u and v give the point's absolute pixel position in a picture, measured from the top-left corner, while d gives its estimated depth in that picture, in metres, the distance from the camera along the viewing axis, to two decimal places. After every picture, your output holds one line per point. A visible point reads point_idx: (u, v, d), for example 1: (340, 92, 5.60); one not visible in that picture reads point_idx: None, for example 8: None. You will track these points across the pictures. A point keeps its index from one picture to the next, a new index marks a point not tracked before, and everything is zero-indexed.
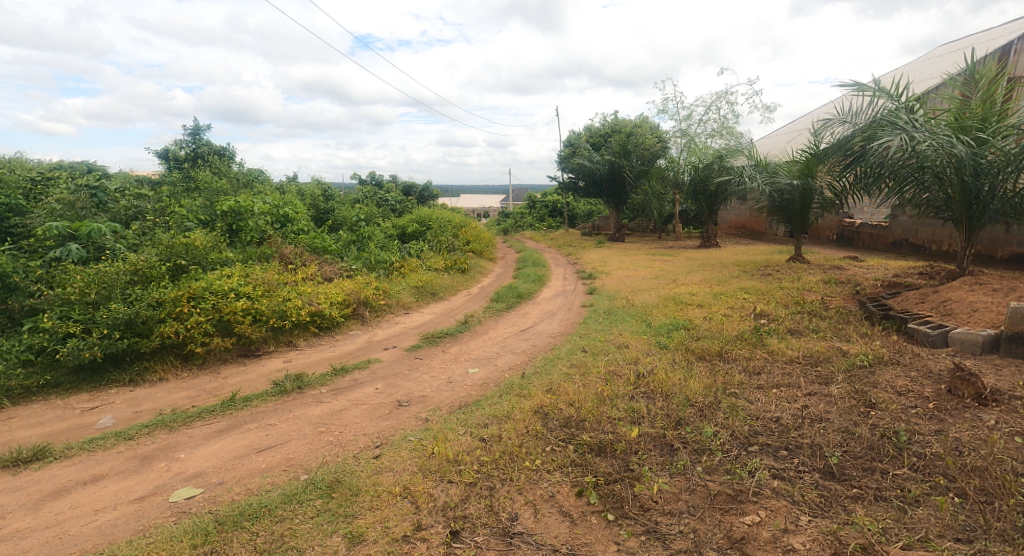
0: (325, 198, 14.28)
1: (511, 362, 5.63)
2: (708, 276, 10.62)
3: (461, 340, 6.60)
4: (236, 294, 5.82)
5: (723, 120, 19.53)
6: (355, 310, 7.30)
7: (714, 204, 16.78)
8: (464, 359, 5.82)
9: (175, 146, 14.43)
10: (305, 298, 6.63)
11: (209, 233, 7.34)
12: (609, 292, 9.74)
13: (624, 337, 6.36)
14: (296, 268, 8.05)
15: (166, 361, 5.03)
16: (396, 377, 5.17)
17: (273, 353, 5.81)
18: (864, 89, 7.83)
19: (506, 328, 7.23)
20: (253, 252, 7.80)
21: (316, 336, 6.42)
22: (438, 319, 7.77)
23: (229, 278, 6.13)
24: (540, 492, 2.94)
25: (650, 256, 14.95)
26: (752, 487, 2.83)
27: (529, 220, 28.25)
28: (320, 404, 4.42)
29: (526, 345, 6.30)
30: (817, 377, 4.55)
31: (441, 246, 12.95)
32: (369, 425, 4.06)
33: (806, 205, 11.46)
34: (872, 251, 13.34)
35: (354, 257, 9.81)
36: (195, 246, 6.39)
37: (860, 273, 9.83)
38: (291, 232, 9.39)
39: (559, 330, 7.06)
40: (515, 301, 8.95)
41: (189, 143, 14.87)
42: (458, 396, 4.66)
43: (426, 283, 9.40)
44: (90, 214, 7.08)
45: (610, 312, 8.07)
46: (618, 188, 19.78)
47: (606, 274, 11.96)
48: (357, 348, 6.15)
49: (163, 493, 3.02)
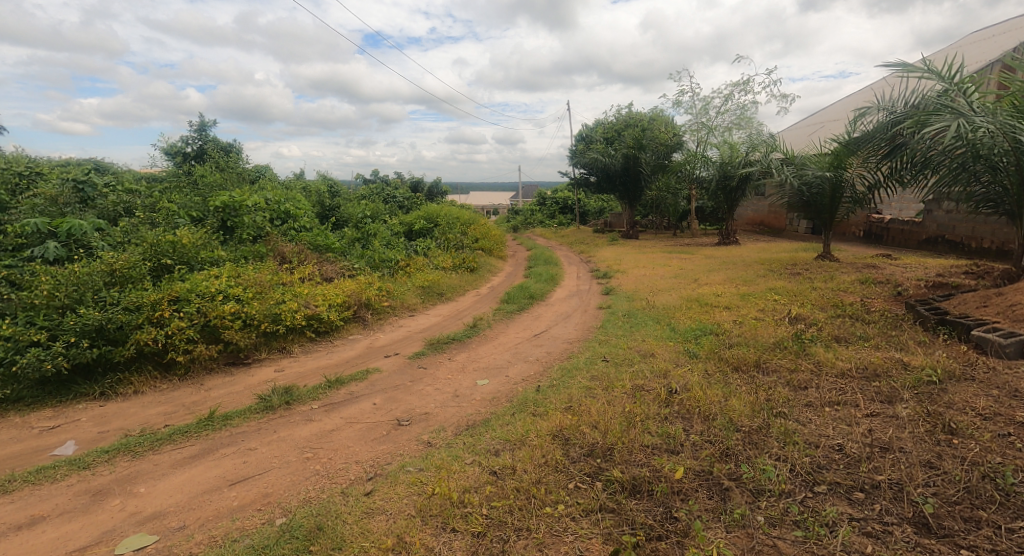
0: (331, 194, 13.81)
1: (524, 373, 5.08)
2: (732, 275, 10.01)
3: (469, 346, 6.07)
4: (224, 296, 5.35)
5: (741, 111, 18.84)
6: (357, 313, 6.84)
7: (733, 200, 16.13)
8: (473, 368, 5.28)
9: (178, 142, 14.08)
10: (300, 300, 6.13)
11: (199, 229, 6.86)
12: (627, 292, 9.16)
13: (648, 343, 5.80)
14: (295, 267, 7.59)
15: (143, 371, 4.55)
16: (397, 390, 4.66)
17: (264, 361, 5.34)
18: (910, 69, 7.16)
19: (518, 332, 6.68)
20: (251, 250, 7.27)
21: (311, 341, 5.96)
22: (445, 321, 7.27)
23: (217, 278, 5.65)
24: (567, 549, 2.42)
25: (667, 254, 14.31)
26: (836, 550, 2.29)
27: (540, 218, 27.72)
28: (309, 423, 3.91)
29: (540, 352, 5.76)
30: (877, 394, 3.98)
31: (449, 244, 12.47)
32: (363, 450, 3.54)
33: (836, 200, 10.79)
34: (903, 248, 12.70)
35: (358, 255, 9.32)
36: (182, 243, 5.92)
37: (897, 272, 9.17)
38: (291, 229, 8.93)
39: (576, 334, 6.52)
40: (526, 302, 8.40)
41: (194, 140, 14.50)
42: (466, 414, 4.13)
43: (433, 283, 8.89)
44: (73, 210, 6.61)
45: (629, 314, 7.50)
46: (633, 183, 19.14)
47: (622, 272, 11.37)
48: (356, 356, 5.64)
49: (109, 543, 2.56)
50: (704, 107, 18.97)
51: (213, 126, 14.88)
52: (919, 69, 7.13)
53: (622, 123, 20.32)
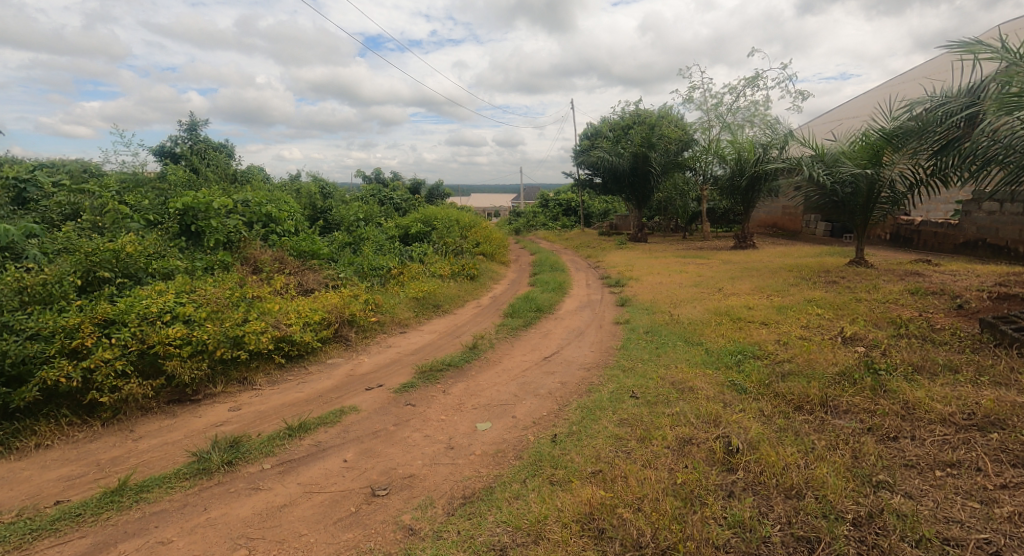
0: (324, 196, 12.88)
1: (535, 415, 4.09)
2: (760, 283, 9.05)
3: (467, 373, 5.11)
4: (170, 318, 4.43)
5: (754, 107, 17.88)
6: (338, 332, 5.91)
7: (751, 201, 15.16)
8: (472, 407, 4.30)
9: (169, 142, 13.15)
10: (269, 318, 5.17)
11: (154, 235, 5.89)
12: (645, 304, 8.20)
13: (682, 372, 4.82)
14: (270, 277, 6.66)
15: (54, 418, 3.64)
16: (375, 439, 3.70)
17: (217, 398, 4.38)
18: (973, 48, 6.37)
19: (525, 355, 5.70)
20: (217, 259, 6.25)
21: (280, 369, 5.03)
22: (441, 340, 6.33)
23: (164, 294, 4.68)
24: None
25: (682, 259, 13.33)
26: None
27: (543, 220, 26.82)
28: (254, 495, 2.95)
29: (554, 382, 4.80)
30: (1008, 454, 3.03)
31: (447, 249, 11.53)
32: (318, 541, 2.62)
33: (871, 200, 9.83)
34: (938, 252, 11.77)
35: (345, 262, 8.39)
36: (128, 251, 4.96)
37: (946, 280, 8.25)
38: (271, 235, 7.98)
39: (593, 357, 5.56)
40: (533, 317, 7.42)
41: (185, 139, 13.58)
42: (462, 477, 3.19)
43: (428, 294, 7.96)
44: (6, 214, 5.67)
45: (652, 331, 6.52)
46: (641, 183, 18.15)
47: (636, 280, 10.42)
48: (332, 388, 4.69)
49: None
50: (715, 104, 18.03)
51: (205, 125, 14.02)
52: (984, 48, 6.33)
53: (629, 121, 19.39)
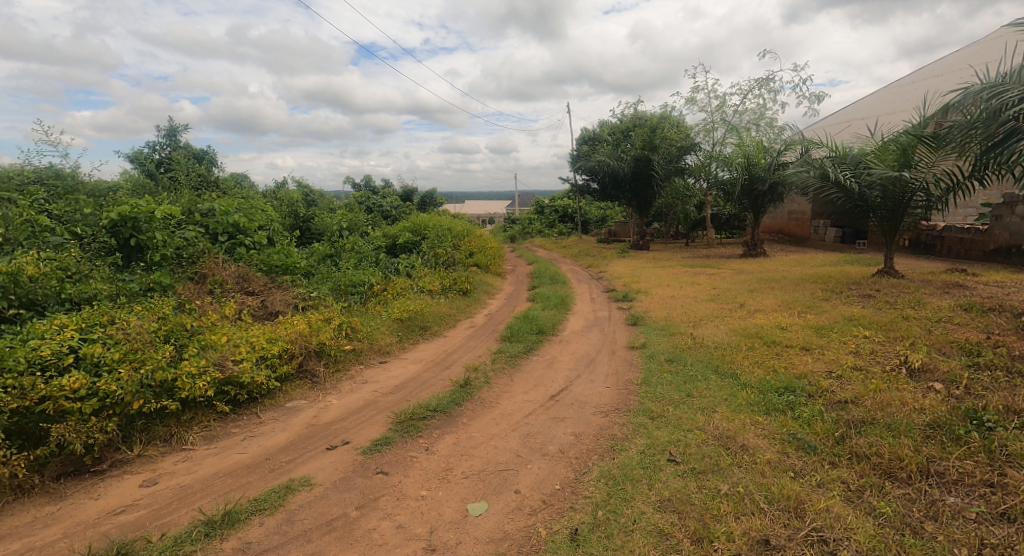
0: (308, 203, 11.87)
1: (546, 488, 3.10)
2: (785, 297, 8.12)
3: (456, 422, 4.10)
4: (67, 362, 3.41)
5: (761, 109, 17.05)
6: (302, 366, 4.88)
7: (760, 207, 14.25)
8: (462, 475, 3.29)
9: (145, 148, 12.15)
10: (211, 354, 4.13)
11: (78, 253, 4.86)
12: (660, 322, 7.24)
13: (726, 419, 3.84)
14: (226, 300, 5.64)
15: None
16: (327, 534, 2.72)
17: (130, 467, 3.35)
18: None
19: (527, 394, 4.70)
20: (155, 280, 5.23)
21: (223, 420, 4.00)
22: (426, 372, 5.32)
23: (67, 327, 3.67)
24: None
25: (691, 268, 12.40)
26: None
27: (539, 228, 25.90)
28: None
29: (565, 435, 3.81)
30: None
31: (439, 261, 10.55)
32: None
33: (903, 203, 8.93)
34: (965, 260, 10.92)
35: (321, 278, 7.38)
36: (30, 274, 3.97)
37: (993, 293, 7.37)
38: (236, 248, 6.95)
39: (609, 396, 4.58)
40: (534, 341, 6.41)
41: (163, 145, 12.58)
42: None
43: (414, 313, 6.97)
44: None
45: (675, 359, 5.55)
46: (642, 187, 17.14)
47: (645, 293, 9.46)
48: (285, 448, 3.66)
49: None
50: (721, 105, 17.18)
51: (184, 131, 13.00)
52: None
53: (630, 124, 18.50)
